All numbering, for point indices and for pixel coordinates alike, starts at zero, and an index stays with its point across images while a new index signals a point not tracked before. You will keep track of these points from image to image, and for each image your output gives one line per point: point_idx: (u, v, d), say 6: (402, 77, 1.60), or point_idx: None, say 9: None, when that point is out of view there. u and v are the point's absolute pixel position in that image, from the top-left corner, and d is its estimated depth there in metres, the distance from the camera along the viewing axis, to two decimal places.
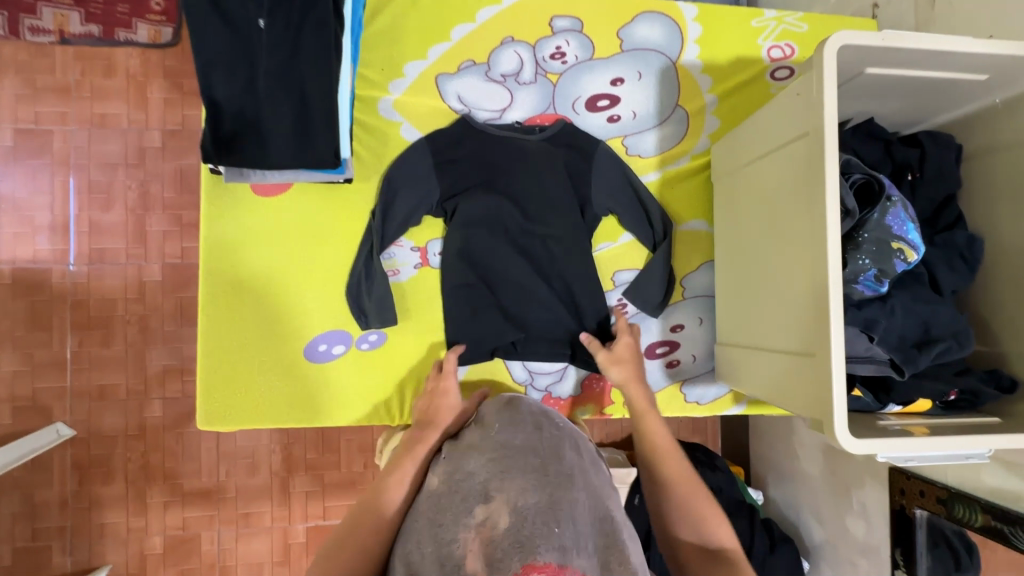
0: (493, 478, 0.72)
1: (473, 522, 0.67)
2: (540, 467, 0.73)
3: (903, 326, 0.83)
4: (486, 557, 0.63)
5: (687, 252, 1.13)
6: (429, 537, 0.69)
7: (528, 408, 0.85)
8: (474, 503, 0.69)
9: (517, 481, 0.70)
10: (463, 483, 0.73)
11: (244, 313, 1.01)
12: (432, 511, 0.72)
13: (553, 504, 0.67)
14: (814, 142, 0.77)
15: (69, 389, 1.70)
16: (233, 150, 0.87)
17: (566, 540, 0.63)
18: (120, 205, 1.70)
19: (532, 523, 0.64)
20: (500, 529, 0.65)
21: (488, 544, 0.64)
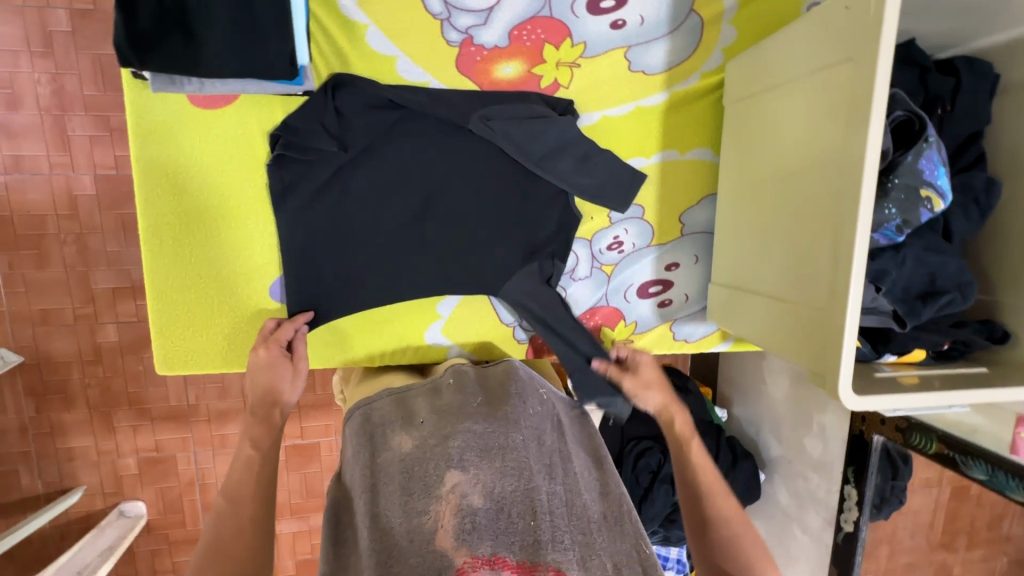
0: (470, 450, 0.72)
1: (446, 494, 0.66)
2: (518, 443, 0.74)
3: (909, 277, 0.80)
4: (457, 530, 0.62)
5: (688, 183, 1.04)
6: (392, 499, 0.67)
7: (516, 381, 0.88)
8: (447, 472, 0.68)
9: (494, 465, 0.70)
10: (438, 451, 0.71)
11: (197, 248, 0.89)
12: (401, 476, 0.70)
13: (530, 493, 0.68)
14: (860, 69, 0.68)
15: (7, 314, 1.55)
16: (159, 51, 0.70)
17: (540, 528, 0.64)
18: (31, 103, 1.44)
19: (509, 512, 0.66)
20: (475, 508, 0.64)
21: (460, 517, 0.63)
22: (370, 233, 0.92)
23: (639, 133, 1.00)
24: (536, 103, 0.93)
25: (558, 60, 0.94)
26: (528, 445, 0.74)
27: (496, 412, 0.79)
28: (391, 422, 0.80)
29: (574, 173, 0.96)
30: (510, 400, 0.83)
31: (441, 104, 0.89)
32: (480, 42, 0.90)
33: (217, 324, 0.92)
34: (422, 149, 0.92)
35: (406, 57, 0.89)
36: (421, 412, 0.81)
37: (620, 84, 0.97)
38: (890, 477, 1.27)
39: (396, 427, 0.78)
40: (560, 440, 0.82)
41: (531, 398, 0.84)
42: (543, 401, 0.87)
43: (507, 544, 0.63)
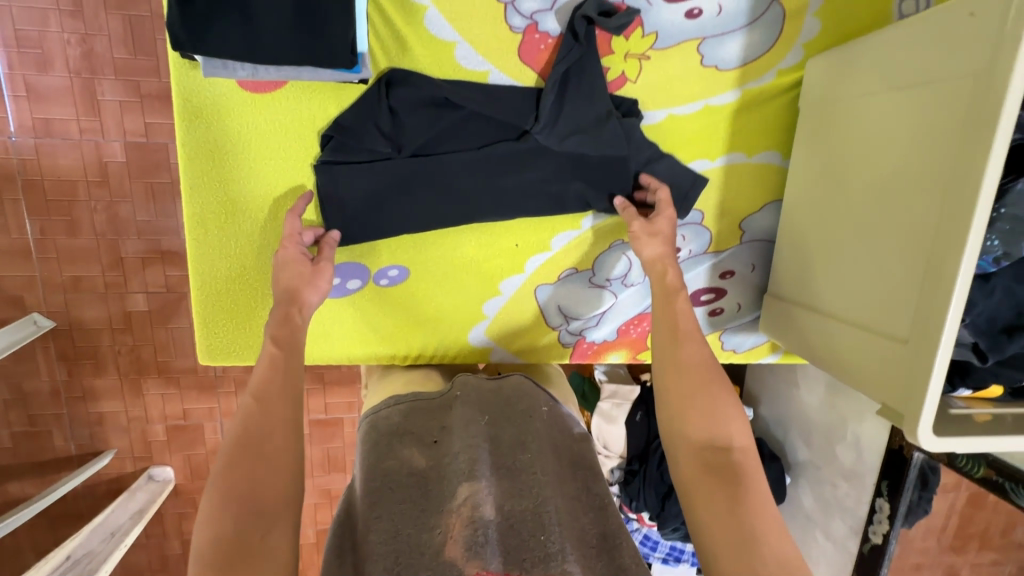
0: (483, 464, 0.69)
1: (457, 507, 0.64)
2: (528, 455, 0.71)
3: (995, 308, 0.75)
4: (467, 543, 0.60)
5: (753, 188, 0.98)
6: (402, 508, 0.65)
7: (527, 392, 0.82)
8: (460, 486, 0.66)
9: (504, 479, 0.69)
10: (451, 464, 0.69)
11: (241, 239, 0.86)
12: (413, 487, 0.68)
13: (540, 509, 0.65)
14: (986, 83, 0.60)
15: (38, 279, 1.54)
16: (211, 33, 0.65)
17: (550, 544, 0.62)
18: (61, 65, 1.39)
19: (518, 530, 0.63)
20: (485, 520, 0.62)
21: (471, 530, 0.61)
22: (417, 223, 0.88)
23: (706, 134, 0.94)
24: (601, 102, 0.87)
25: (626, 51, 0.87)
26: (538, 461, 0.71)
27: (507, 424, 0.76)
28: (398, 432, 0.76)
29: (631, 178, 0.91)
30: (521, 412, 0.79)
31: (498, 105, 0.85)
32: (545, 29, 0.84)
33: (259, 315, 0.90)
34: (476, 138, 0.86)
35: (466, 43, 0.82)
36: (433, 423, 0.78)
37: (689, 79, 0.90)
38: (921, 489, 1.25)
39: (409, 437, 0.75)
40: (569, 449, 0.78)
41: (539, 412, 0.80)
42: (552, 414, 0.82)
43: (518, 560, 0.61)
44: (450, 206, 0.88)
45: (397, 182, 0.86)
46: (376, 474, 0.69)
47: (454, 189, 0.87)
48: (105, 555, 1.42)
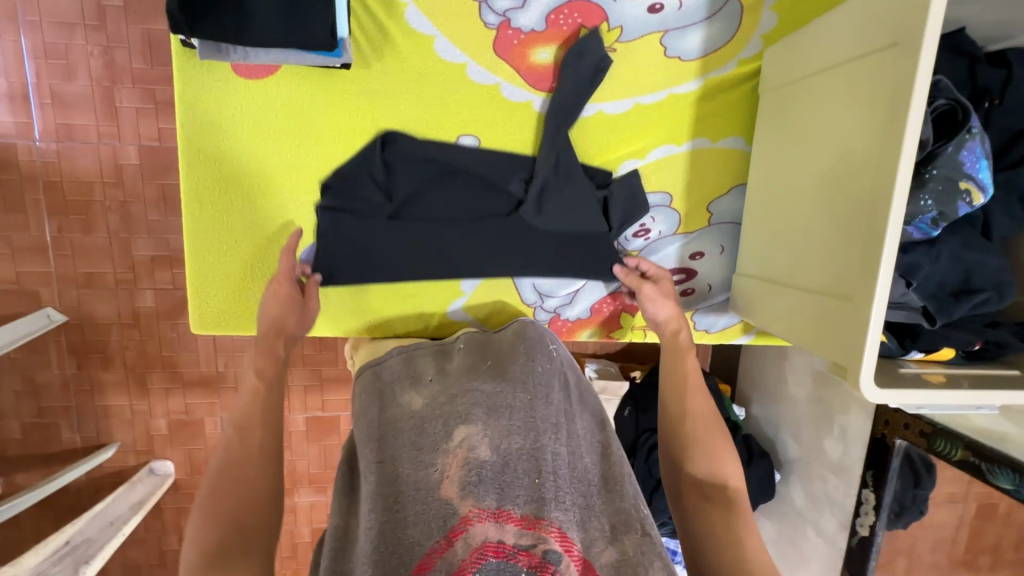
0: (479, 408, 0.71)
1: (453, 448, 0.67)
2: (527, 400, 0.73)
3: (944, 273, 0.78)
4: (462, 482, 0.63)
5: (718, 172, 1.03)
6: (402, 451, 0.69)
7: (527, 339, 0.84)
8: (456, 429, 0.69)
9: (502, 420, 0.70)
10: (447, 409, 0.72)
11: (233, 215, 0.93)
12: (411, 432, 0.72)
13: (536, 451, 0.67)
14: (904, 53, 0.66)
15: (54, 275, 1.63)
16: (207, 21, 0.73)
17: (544, 485, 0.64)
18: (84, 74, 1.51)
19: (515, 467, 0.65)
20: (480, 461, 0.65)
21: (466, 469, 0.64)
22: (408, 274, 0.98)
23: (672, 121, 1.00)
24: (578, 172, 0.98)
25: None
26: (537, 404, 0.72)
27: (506, 372, 0.79)
28: (401, 380, 0.83)
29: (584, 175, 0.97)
30: (519, 357, 0.81)
31: (483, 166, 0.96)
32: (517, 25, 0.91)
33: (249, 286, 0.96)
34: (464, 194, 0.97)
35: (444, 36, 0.90)
36: (431, 373, 0.83)
37: (654, 70, 0.96)
38: (912, 485, 1.24)
39: (408, 388, 0.80)
40: (567, 400, 0.79)
41: (538, 355, 0.81)
42: (554, 358, 0.83)
43: (512, 496, 0.63)
44: (437, 262, 0.98)
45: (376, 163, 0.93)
46: (367, 424, 0.76)
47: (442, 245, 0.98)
48: (103, 542, 1.45)
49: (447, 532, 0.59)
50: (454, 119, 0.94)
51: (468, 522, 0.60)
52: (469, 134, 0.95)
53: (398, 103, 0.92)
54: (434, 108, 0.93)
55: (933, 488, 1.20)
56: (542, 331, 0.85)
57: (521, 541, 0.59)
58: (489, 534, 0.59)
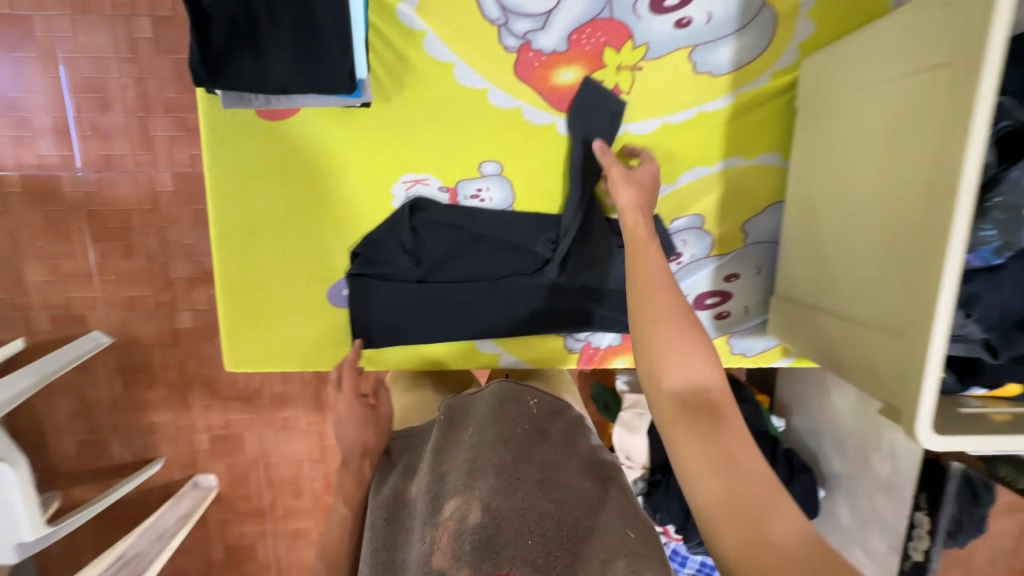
0: (460, 476, 0.64)
1: (441, 523, 0.60)
2: (506, 452, 0.66)
3: (1009, 301, 0.71)
4: (456, 561, 0.56)
5: (752, 190, 0.98)
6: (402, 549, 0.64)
7: (512, 392, 0.79)
8: (441, 507, 0.62)
9: (483, 477, 0.63)
10: (432, 484, 0.65)
11: (261, 255, 0.93)
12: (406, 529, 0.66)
13: (523, 510, 0.60)
14: (962, 72, 0.61)
15: (100, 299, 1.70)
16: (229, 72, 0.73)
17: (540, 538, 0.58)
18: (120, 106, 1.56)
19: (505, 527, 0.59)
20: (470, 529, 0.58)
21: (454, 553, 0.57)
22: (443, 332, 0.97)
23: (703, 139, 0.95)
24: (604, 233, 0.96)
25: (618, 64, 0.90)
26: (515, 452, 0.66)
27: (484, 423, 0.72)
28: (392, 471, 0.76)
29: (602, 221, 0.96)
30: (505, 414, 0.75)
31: (508, 229, 0.95)
32: (538, 47, 0.88)
33: (280, 324, 0.97)
34: (491, 255, 0.96)
35: (464, 64, 0.88)
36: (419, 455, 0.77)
37: (682, 87, 0.92)
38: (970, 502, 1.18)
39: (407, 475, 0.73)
40: (556, 441, 0.73)
41: (514, 404, 0.76)
42: (536, 412, 0.78)
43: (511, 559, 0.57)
44: (471, 323, 0.98)
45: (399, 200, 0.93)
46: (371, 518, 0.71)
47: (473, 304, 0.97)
48: (153, 556, 1.52)
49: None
50: (476, 147, 0.92)
51: None
52: (491, 163, 0.93)
53: (418, 135, 0.91)
54: (455, 137, 0.91)
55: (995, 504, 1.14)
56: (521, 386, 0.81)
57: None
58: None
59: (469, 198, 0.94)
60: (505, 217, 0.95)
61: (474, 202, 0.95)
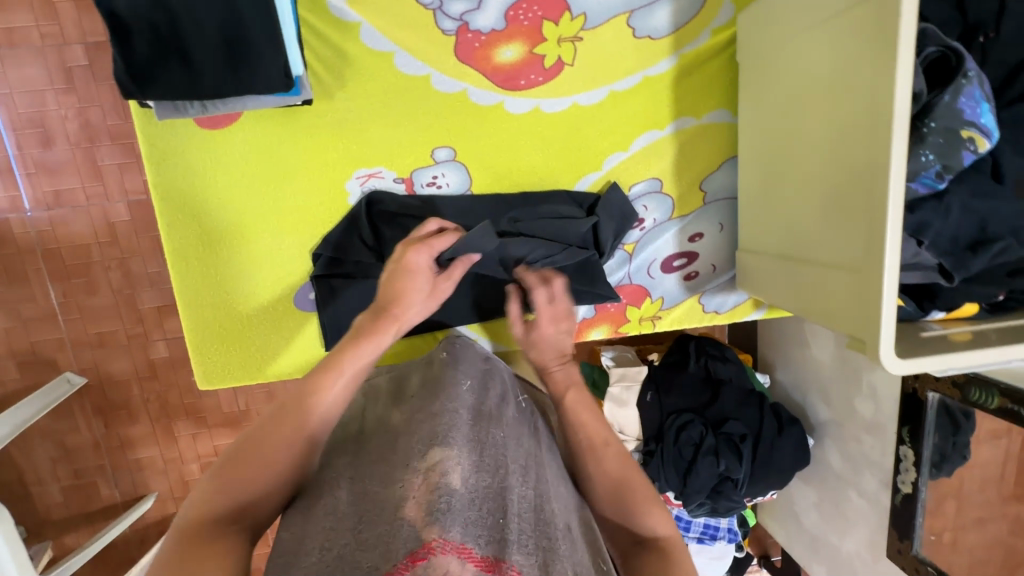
0: (458, 430, 0.62)
1: (425, 469, 0.56)
2: (501, 439, 0.65)
3: (957, 226, 0.73)
4: (429, 507, 0.51)
5: (705, 149, 0.99)
6: (372, 478, 0.59)
7: (500, 382, 0.79)
8: (430, 448, 0.58)
9: (475, 450, 0.61)
10: (426, 427, 0.63)
11: (220, 270, 0.92)
12: (389, 450, 0.63)
13: (505, 489, 0.57)
14: (886, 2, 0.62)
15: (67, 339, 1.64)
16: (158, 82, 0.71)
17: (510, 527, 0.53)
18: (63, 139, 1.50)
19: (482, 505, 0.55)
20: (450, 486, 0.54)
21: (434, 494, 0.53)
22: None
23: (650, 104, 0.96)
24: (564, 204, 0.96)
25: (558, 37, 0.90)
26: (509, 444, 0.64)
27: (483, 399, 0.71)
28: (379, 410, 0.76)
29: (555, 200, 0.97)
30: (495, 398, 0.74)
31: (470, 214, 0.94)
32: (476, 27, 0.88)
33: (249, 337, 0.95)
34: None
35: (404, 51, 0.87)
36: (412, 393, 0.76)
37: (624, 53, 0.93)
38: (951, 432, 1.19)
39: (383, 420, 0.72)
40: (537, 447, 0.71)
41: (511, 405, 0.75)
42: (522, 410, 0.77)
43: (476, 534, 0.51)
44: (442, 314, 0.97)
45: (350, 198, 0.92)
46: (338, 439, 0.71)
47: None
48: None
49: (406, 556, 0.47)
50: (427, 135, 0.91)
51: (431, 549, 0.48)
52: (444, 149, 0.92)
53: (366, 129, 0.89)
54: (405, 129, 0.90)
55: (973, 431, 1.15)
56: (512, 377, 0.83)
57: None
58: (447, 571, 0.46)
59: (425, 186, 0.94)
60: (465, 202, 0.94)
61: (432, 190, 0.94)
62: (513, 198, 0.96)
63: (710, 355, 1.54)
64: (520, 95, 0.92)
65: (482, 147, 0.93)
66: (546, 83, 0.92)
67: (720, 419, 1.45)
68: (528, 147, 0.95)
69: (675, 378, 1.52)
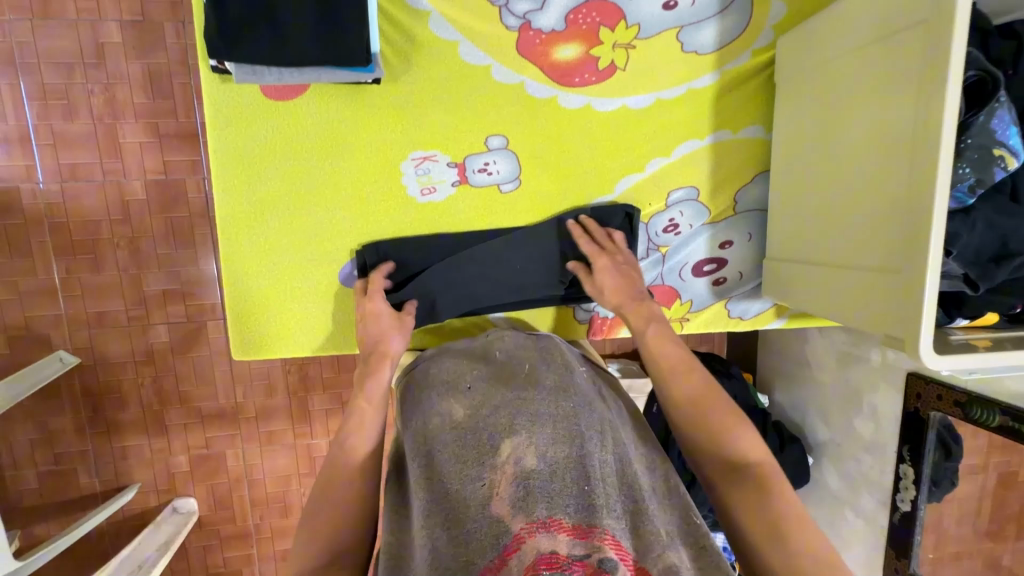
0: (522, 420, 0.76)
1: (500, 463, 0.70)
2: (569, 411, 0.78)
3: (981, 241, 0.79)
4: (512, 497, 0.66)
5: (740, 160, 1.04)
6: (452, 461, 0.73)
7: (561, 352, 0.93)
8: (501, 442, 0.73)
9: (547, 431, 0.74)
10: (492, 421, 0.77)
11: (270, 239, 0.92)
12: (456, 441, 0.76)
13: (583, 458, 0.71)
14: (934, 29, 0.68)
15: (64, 317, 1.53)
16: (242, 41, 0.74)
17: (595, 493, 0.67)
18: (86, 113, 1.43)
19: (563, 475, 0.69)
20: (528, 474, 0.68)
21: (515, 484, 0.67)
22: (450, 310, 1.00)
23: (689, 116, 1.01)
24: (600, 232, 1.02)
25: (614, 42, 0.95)
26: (578, 416, 0.78)
27: (544, 376, 0.85)
28: (440, 388, 0.87)
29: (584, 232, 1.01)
30: (557, 370, 0.87)
31: (513, 203, 0.99)
32: (538, 26, 0.93)
33: (290, 307, 0.95)
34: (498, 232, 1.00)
35: (468, 42, 0.91)
36: (469, 380, 0.87)
37: (671, 65, 0.98)
38: (943, 457, 1.20)
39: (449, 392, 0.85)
40: (609, 411, 0.85)
41: (572, 369, 0.88)
42: (588, 378, 0.90)
43: (563, 506, 0.65)
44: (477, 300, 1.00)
45: (395, 178, 0.94)
46: (417, 436, 0.81)
47: (480, 273, 0.98)
48: None
49: (501, 549, 0.61)
50: (483, 124, 0.95)
51: (522, 538, 0.61)
52: (497, 137, 0.96)
53: (425, 114, 0.93)
54: (464, 118, 0.94)
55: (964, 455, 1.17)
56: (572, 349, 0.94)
57: (576, 551, 0.61)
58: (542, 547, 0.60)
59: (477, 173, 0.97)
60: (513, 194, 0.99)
61: (483, 176, 0.97)
62: (553, 191, 1.00)
63: (715, 370, 1.60)
64: (573, 91, 0.97)
65: (535, 142, 0.97)
66: (597, 84, 0.97)
67: None
68: (576, 143, 0.99)
69: None
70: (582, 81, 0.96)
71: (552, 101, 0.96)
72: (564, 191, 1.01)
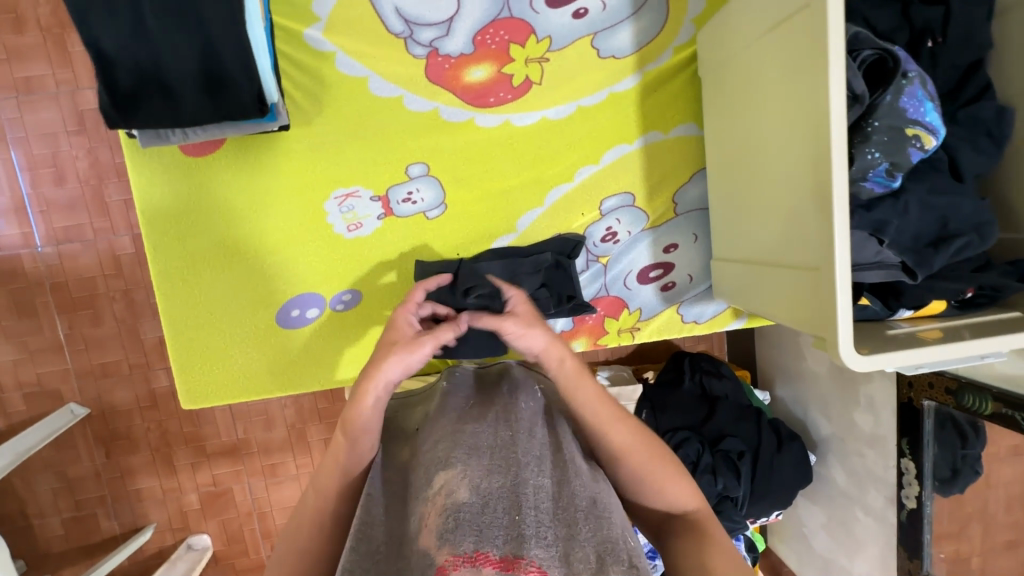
0: (459, 450, 0.67)
1: (431, 495, 0.61)
2: (507, 437, 0.69)
3: (918, 224, 0.74)
4: (438, 531, 0.56)
5: (675, 161, 1.01)
6: (385, 504, 0.65)
7: (510, 381, 0.87)
8: (435, 475, 0.64)
9: (480, 455, 0.65)
10: (427, 456, 0.69)
11: (203, 289, 0.95)
12: (392, 485, 0.68)
13: (517, 485, 0.61)
14: (815, 15, 0.65)
15: (72, 370, 1.58)
16: (140, 109, 0.77)
17: (525, 523, 0.57)
18: (73, 177, 1.49)
19: (493, 506, 0.59)
20: (458, 504, 0.58)
21: (442, 516, 0.57)
22: None
23: (616, 121, 0.99)
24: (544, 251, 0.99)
25: (526, 58, 0.94)
26: (516, 440, 0.69)
27: (488, 405, 0.78)
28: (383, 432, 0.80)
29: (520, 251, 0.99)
30: (503, 401, 0.80)
31: (442, 229, 0.99)
32: (446, 52, 0.92)
33: (231, 354, 0.98)
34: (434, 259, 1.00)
35: (377, 76, 0.92)
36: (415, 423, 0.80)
37: (589, 72, 0.96)
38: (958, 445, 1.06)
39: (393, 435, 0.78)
40: (558, 432, 0.76)
41: (522, 398, 0.81)
42: (539, 399, 0.82)
43: (490, 539, 0.55)
44: None
45: (321, 217, 0.95)
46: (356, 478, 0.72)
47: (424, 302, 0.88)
48: None
49: None
50: (400, 155, 0.95)
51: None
52: (418, 165, 0.96)
53: (346, 152, 0.94)
54: (385, 151, 0.95)
55: (984, 447, 1.02)
56: (527, 374, 0.87)
57: None
58: None
59: (401, 203, 0.97)
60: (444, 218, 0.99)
61: (408, 206, 0.97)
62: (483, 213, 1.00)
63: (705, 371, 1.47)
64: (489, 111, 0.96)
65: (460, 165, 0.97)
66: (514, 101, 0.96)
67: (717, 436, 1.35)
68: (502, 161, 0.98)
69: (669, 394, 1.42)
70: (498, 101, 0.95)
71: (472, 123, 0.96)
72: (495, 212, 1.00)
